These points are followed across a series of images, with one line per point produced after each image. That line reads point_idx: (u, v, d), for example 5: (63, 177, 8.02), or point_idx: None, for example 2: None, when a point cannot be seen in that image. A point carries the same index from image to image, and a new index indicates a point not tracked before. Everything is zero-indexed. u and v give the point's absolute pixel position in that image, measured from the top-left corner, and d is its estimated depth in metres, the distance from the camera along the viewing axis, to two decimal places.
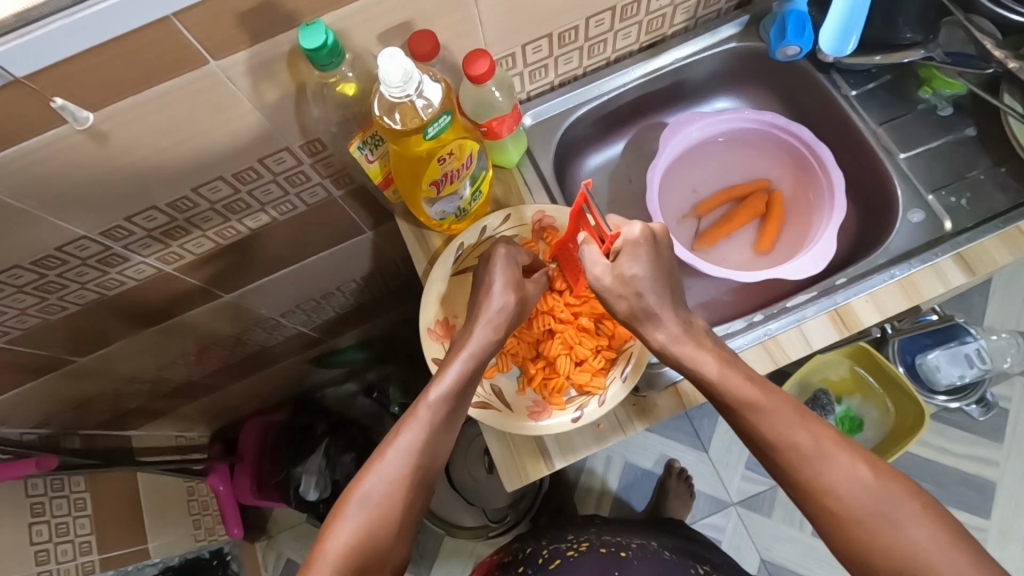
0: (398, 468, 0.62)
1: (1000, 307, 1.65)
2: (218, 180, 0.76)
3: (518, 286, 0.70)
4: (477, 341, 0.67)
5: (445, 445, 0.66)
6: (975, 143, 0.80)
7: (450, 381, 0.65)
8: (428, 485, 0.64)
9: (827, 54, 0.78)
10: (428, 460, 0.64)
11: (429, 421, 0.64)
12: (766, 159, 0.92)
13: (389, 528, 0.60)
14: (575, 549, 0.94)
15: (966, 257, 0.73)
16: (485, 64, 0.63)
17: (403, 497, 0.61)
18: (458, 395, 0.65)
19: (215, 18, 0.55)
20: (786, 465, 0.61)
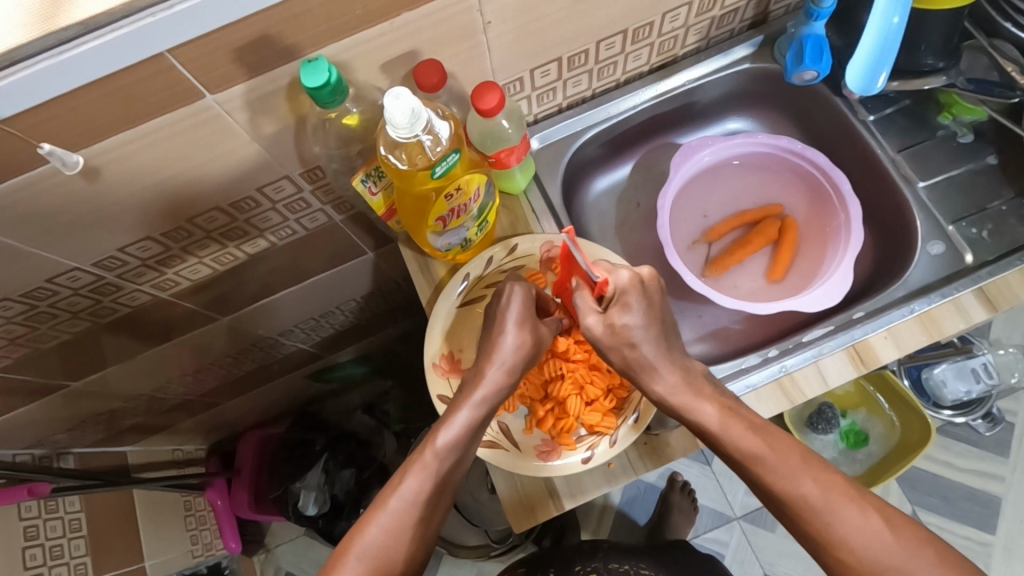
0: (401, 517, 0.60)
1: (1007, 320, 1.64)
2: (215, 210, 0.73)
3: (532, 324, 0.68)
4: (489, 385, 0.65)
5: (448, 492, 0.64)
6: (996, 172, 0.78)
7: (460, 427, 0.63)
8: (430, 535, 0.63)
9: (855, 89, 0.73)
10: (430, 509, 0.62)
11: (433, 470, 0.62)
12: (781, 184, 0.90)
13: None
14: None
15: (988, 293, 0.71)
16: (496, 98, 0.60)
17: (404, 549, 0.60)
18: (465, 442, 0.63)
19: (212, 54, 0.52)
20: (798, 511, 0.58)
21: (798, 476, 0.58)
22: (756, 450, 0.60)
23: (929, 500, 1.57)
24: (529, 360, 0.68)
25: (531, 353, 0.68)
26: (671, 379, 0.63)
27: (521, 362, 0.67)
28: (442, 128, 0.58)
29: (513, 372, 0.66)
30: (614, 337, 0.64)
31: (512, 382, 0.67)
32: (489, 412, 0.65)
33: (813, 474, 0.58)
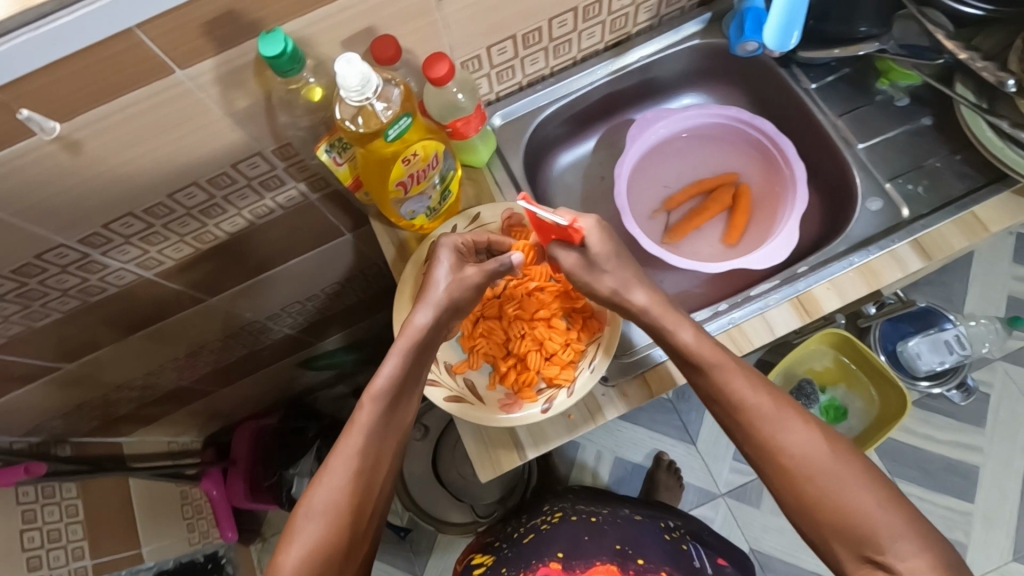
0: (344, 470, 0.63)
1: (980, 294, 1.68)
2: (193, 186, 0.77)
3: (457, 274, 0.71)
4: (412, 333, 0.68)
5: (388, 444, 0.67)
6: (931, 133, 0.82)
7: (386, 374, 0.67)
8: (378, 478, 0.66)
9: (772, 49, 0.80)
10: (373, 461, 0.66)
11: (366, 423, 0.65)
12: (734, 152, 0.94)
13: (343, 531, 0.62)
14: (550, 522, 0.96)
15: (923, 244, 0.75)
16: (445, 66, 0.64)
17: (352, 501, 0.63)
18: (396, 390, 0.67)
19: (179, 29, 0.57)
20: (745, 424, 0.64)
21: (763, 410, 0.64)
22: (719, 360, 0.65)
23: (910, 472, 1.61)
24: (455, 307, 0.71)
25: (462, 300, 0.71)
26: (644, 297, 0.68)
27: (444, 311, 0.70)
28: (389, 98, 0.64)
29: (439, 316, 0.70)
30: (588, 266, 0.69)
31: (436, 329, 0.70)
32: (422, 354, 0.69)
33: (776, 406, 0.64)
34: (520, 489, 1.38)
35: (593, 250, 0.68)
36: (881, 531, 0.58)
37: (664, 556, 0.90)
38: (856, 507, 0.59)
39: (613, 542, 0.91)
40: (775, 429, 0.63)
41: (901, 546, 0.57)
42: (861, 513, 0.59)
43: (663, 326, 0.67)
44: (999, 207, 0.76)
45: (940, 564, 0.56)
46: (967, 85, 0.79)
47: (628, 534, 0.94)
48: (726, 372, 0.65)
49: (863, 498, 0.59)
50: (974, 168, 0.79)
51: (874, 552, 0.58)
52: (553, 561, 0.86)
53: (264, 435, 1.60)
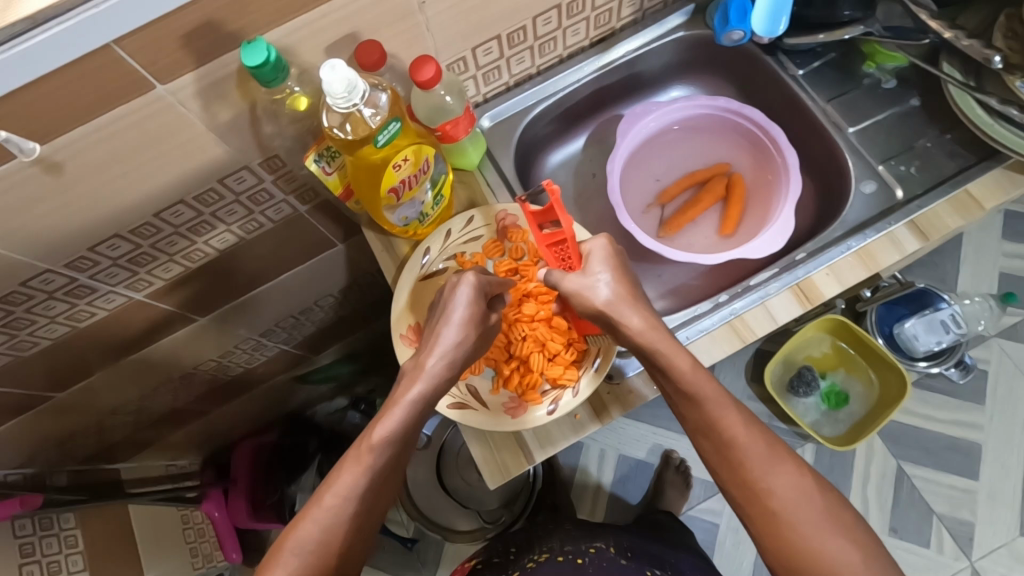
0: (341, 507, 0.61)
1: (972, 273, 1.70)
2: (180, 203, 0.76)
3: (478, 325, 0.69)
4: (430, 378, 0.67)
5: (387, 488, 0.65)
6: (920, 113, 0.82)
7: (397, 420, 0.65)
8: (370, 520, 0.64)
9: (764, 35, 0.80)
10: (369, 504, 0.63)
11: (370, 465, 0.63)
12: (724, 142, 0.93)
13: (327, 571, 0.60)
14: (535, 560, 0.97)
15: (919, 224, 0.76)
16: (432, 69, 0.63)
17: (341, 542, 0.61)
18: (404, 437, 0.65)
19: (159, 43, 0.55)
20: (734, 465, 0.64)
21: (756, 459, 0.63)
22: (717, 397, 0.66)
23: (913, 454, 1.61)
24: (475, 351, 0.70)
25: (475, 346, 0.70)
26: (637, 321, 0.67)
27: (460, 360, 0.69)
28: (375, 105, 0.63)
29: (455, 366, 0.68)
30: (585, 279, 0.70)
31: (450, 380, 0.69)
32: (432, 399, 0.68)
33: (768, 449, 0.64)
34: (525, 497, 1.37)
35: (597, 273, 0.70)
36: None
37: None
38: (836, 554, 0.59)
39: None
40: (763, 474, 0.63)
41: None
42: (841, 562, 0.59)
43: (654, 353, 0.66)
44: (992, 184, 0.76)
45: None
46: (953, 64, 0.78)
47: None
48: (720, 410, 0.65)
49: (844, 547, 0.59)
50: (964, 147, 0.79)
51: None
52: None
53: (264, 452, 1.59)
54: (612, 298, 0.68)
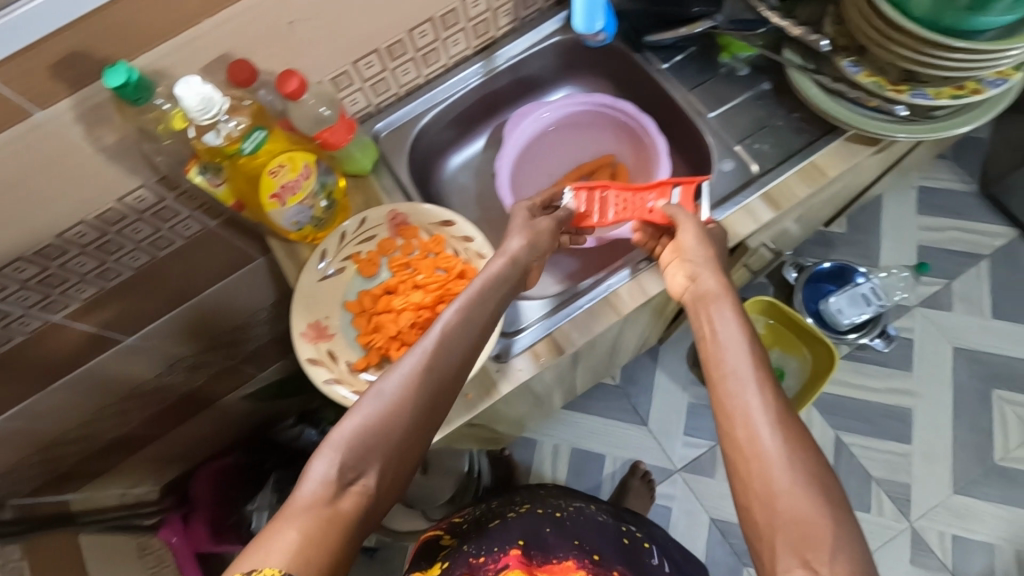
0: (412, 365, 0.62)
1: (892, 248, 1.77)
2: (81, 224, 0.80)
3: (530, 235, 0.78)
4: (492, 270, 0.73)
5: (460, 361, 0.66)
6: (771, 95, 0.89)
7: (467, 300, 0.69)
8: (440, 399, 0.63)
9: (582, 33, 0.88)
10: (440, 372, 0.64)
11: (444, 329, 0.66)
12: (601, 136, 1.00)
13: (402, 419, 0.60)
14: (516, 511, 1.01)
15: (772, 196, 0.83)
16: (297, 82, 0.69)
17: (415, 399, 0.61)
18: (473, 315, 0.69)
19: (30, 73, 0.60)
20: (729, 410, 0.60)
21: (757, 403, 0.59)
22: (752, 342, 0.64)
23: (851, 424, 1.64)
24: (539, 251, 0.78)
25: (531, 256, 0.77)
26: (713, 281, 0.71)
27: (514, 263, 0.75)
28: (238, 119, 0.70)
29: (519, 257, 0.75)
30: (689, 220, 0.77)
31: (515, 263, 0.75)
32: (496, 290, 0.72)
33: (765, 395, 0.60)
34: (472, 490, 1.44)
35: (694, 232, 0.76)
36: (823, 540, 0.52)
37: (619, 556, 0.96)
38: (807, 506, 0.53)
39: (571, 539, 0.96)
40: (761, 421, 0.58)
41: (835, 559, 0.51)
42: (812, 515, 0.53)
43: (715, 298, 0.70)
44: (834, 154, 0.83)
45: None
46: (795, 50, 0.86)
47: (589, 531, 0.99)
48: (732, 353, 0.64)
49: (816, 500, 0.54)
50: (810, 123, 0.86)
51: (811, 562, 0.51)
52: (512, 548, 0.91)
53: (224, 476, 1.52)
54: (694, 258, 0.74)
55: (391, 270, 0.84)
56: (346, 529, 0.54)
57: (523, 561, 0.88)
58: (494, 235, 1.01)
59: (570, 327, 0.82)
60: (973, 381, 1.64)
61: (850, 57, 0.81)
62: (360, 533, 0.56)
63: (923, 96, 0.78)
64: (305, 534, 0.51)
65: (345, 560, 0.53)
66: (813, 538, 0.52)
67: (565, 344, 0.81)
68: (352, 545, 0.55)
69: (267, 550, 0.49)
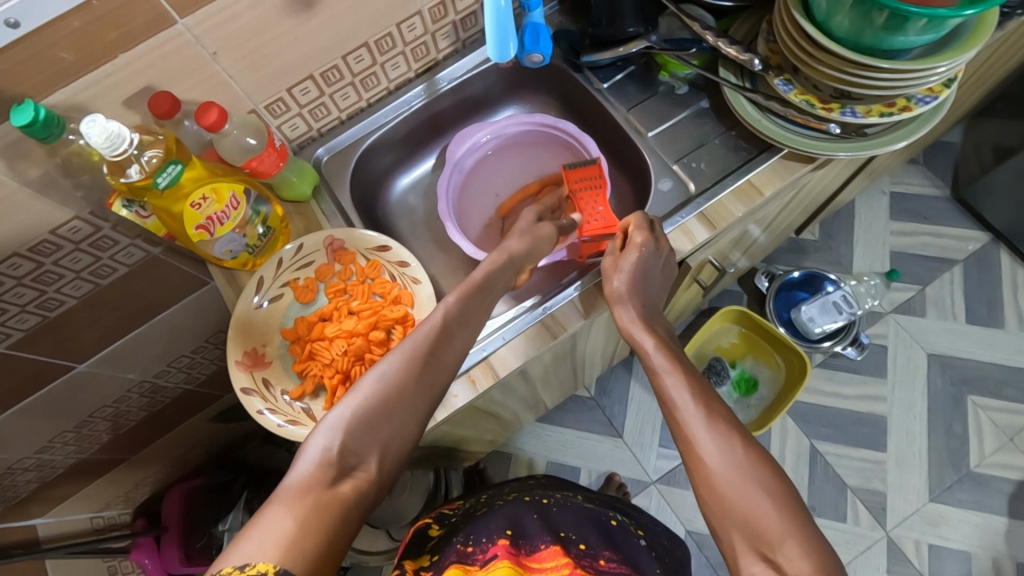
0: (409, 348, 0.66)
1: (864, 254, 1.74)
2: (15, 256, 0.80)
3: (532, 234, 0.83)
4: (491, 263, 0.78)
5: (456, 348, 0.69)
6: (709, 113, 0.89)
7: (467, 291, 0.74)
8: (436, 386, 0.66)
9: (496, 59, 0.83)
10: (437, 357, 0.67)
11: (443, 317, 0.70)
12: (539, 157, 1.03)
13: (398, 401, 0.62)
14: (504, 499, 1.00)
15: (708, 216, 0.82)
16: (216, 113, 0.70)
17: (412, 383, 0.64)
18: (471, 304, 0.73)
19: None
20: (677, 431, 0.65)
21: (691, 417, 0.64)
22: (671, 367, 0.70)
23: (825, 432, 1.60)
24: (535, 254, 0.82)
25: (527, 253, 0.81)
26: (625, 314, 0.77)
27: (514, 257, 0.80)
28: (152, 152, 0.69)
29: (513, 255, 0.80)
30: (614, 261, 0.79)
31: (511, 261, 0.79)
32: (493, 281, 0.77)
33: (700, 401, 0.65)
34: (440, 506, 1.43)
35: (623, 267, 0.77)
36: (771, 531, 0.55)
37: (606, 537, 0.94)
38: (748, 502, 0.57)
39: (559, 525, 0.93)
40: (700, 430, 0.63)
41: (787, 547, 0.54)
42: (753, 508, 0.57)
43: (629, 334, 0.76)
44: (770, 172, 0.83)
45: (825, 568, 0.52)
46: (729, 69, 0.86)
47: (577, 517, 0.97)
48: (670, 379, 0.69)
49: (756, 495, 0.57)
50: (748, 141, 0.86)
51: (767, 554, 0.55)
52: (501, 539, 0.85)
53: (197, 497, 1.49)
54: (612, 290, 0.78)
55: (328, 296, 0.84)
56: (341, 511, 0.54)
57: (512, 551, 0.83)
58: (441, 256, 1.01)
59: (508, 352, 0.81)
60: (944, 386, 1.60)
61: (782, 75, 0.81)
62: (359, 516, 0.56)
63: (853, 114, 0.77)
64: (301, 518, 0.51)
65: (342, 540, 0.54)
66: (758, 530, 0.55)
67: (501, 369, 0.80)
68: (351, 527, 0.55)
69: (263, 536, 0.50)
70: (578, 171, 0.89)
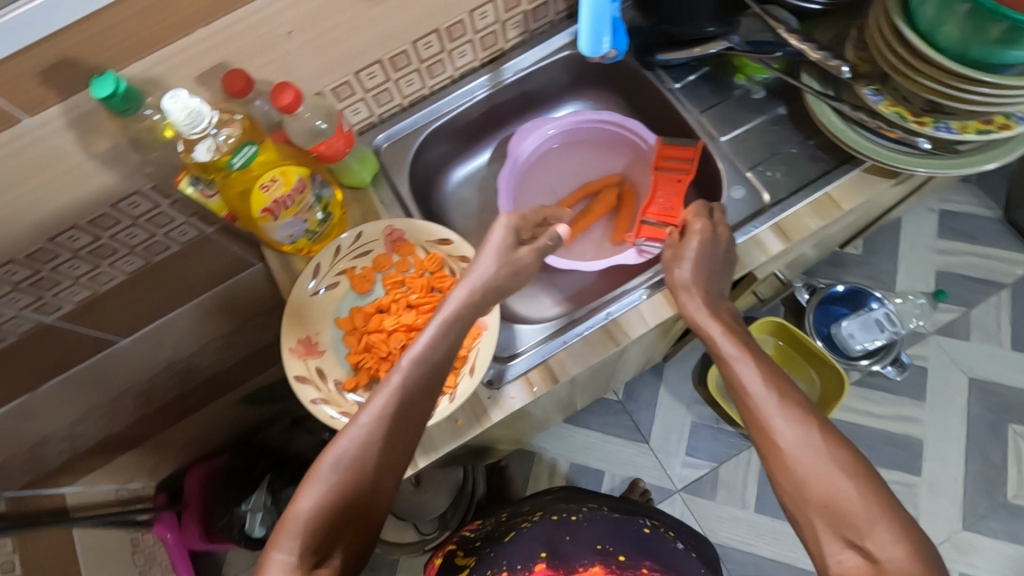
0: (376, 419, 0.59)
1: (907, 271, 1.69)
2: (74, 229, 0.79)
3: (507, 256, 0.72)
4: (455, 302, 0.68)
5: (420, 412, 0.62)
6: (788, 121, 0.86)
7: (429, 342, 0.65)
8: (404, 450, 0.61)
9: (586, 53, 0.80)
10: (402, 430, 0.60)
11: (402, 382, 0.61)
12: (604, 155, 1.00)
13: (362, 488, 0.56)
14: (529, 520, 0.97)
15: (783, 227, 0.79)
16: (291, 95, 0.68)
17: (378, 462, 0.58)
18: (433, 358, 0.64)
19: (18, 80, 0.59)
20: (745, 411, 0.63)
21: (767, 398, 0.62)
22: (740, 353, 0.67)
23: None
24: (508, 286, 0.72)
25: (497, 286, 0.71)
26: (688, 300, 0.74)
27: (481, 291, 0.70)
28: (228, 132, 0.68)
29: (485, 289, 0.70)
30: (679, 252, 0.76)
31: (480, 297, 0.69)
32: (462, 323, 0.67)
33: (772, 380, 0.63)
34: (466, 504, 1.40)
35: (687, 253, 0.75)
36: (857, 513, 0.53)
37: (644, 547, 0.92)
38: (832, 484, 0.55)
39: (592, 540, 0.91)
40: (774, 414, 0.60)
41: (878, 533, 0.51)
42: (837, 492, 0.54)
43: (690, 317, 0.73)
44: (850, 185, 0.80)
45: (919, 553, 0.50)
46: (812, 75, 0.84)
47: (608, 529, 0.94)
48: (740, 366, 0.66)
49: (840, 478, 0.55)
50: (827, 152, 0.83)
51: (854, 541, 0.52)
52: (537, 564, 0.86)
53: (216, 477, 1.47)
54: (681, 274, 0.75)
55: (385, 287, 0.83)
56: None
57: None
58: None
59: (567, 357, 0.78)
60: (984, 413, 1.56)
61: (871, 84, 0.77)
62: None
63: (948, 129, 0.74)
64: None
65: None
66: (844, 512, 0.53)
67: (560, 374, 0.78)
68: None
69: None
70: (673, 148, 0.89)
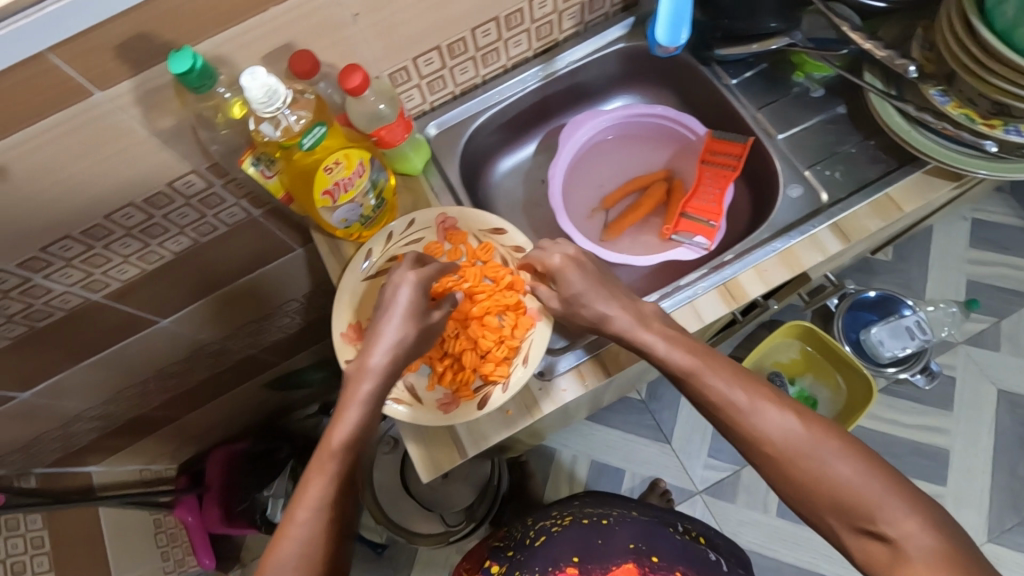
0: (318, 514, 0.56)
1: (938, 279, 1.67)
2: (129, 206, 0.78)
3: (421, 318, 0.67)
4: (375, 379, 0.63)
5: (357, 491, 0.60)
6: (846, 120, 0.86)
7: (353, 420, 0.61)
8: (347, 531, 0.59)
9: (664, 44, 0.80)
10: (343, 518, 0.58)
11: (336, 471, 0.58)
12: (658, 148, 1.00)
13: None
14: (559, 524, 0.96)
15: (842, 227, 0.78)
16: (360, 77, 0.68)
17: (324, 553, 0.55)
18: (362, 437, 0.61)
19: (93, 53, 0.59)
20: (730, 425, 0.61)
21: (749, 410, 0.60)
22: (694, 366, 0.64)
23: None
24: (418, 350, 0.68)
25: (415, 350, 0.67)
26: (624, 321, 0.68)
27: (401, 356, 0.65)
28: (298, 113, 0.68)
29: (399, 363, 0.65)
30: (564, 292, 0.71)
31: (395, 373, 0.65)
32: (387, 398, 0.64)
33: (742, 385, 0.61)
34: (491, 499, 1.38)
35: (573, 288, 0.70)
36: (866, 497, 0.53)
37: (681, 551, 0.91)
38: (836, 477, 0.55)
39: (623, 540, 0.91)
40: (756, 424, 0.59)
41: (887, 513, 0.52)
42: (842, 483, 0.54)
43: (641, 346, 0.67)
44: (911, 187, 0.79)
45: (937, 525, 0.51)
46: (874, 73, 0.83)
47: (640, 531, 0.93)
48: (706, 380, 0.62)
49: (841, 467, 0.55)
50: (887, 153, 0.82)
51: (867, 526, 0.53)
52: (568, 566, 0.87)
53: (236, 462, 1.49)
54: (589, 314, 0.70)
55: None
56: None
57: None
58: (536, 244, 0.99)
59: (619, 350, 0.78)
60: (1012, 426, 1.54)
61: (938, 86, 0.76)
62: None
63: (1018, 133, 0.72)
64: None
65: None
66: (848, 501, 0.54)
67: (612, 367, 0.77)
68: None
69: None
70: (726, 145, 0.89)
